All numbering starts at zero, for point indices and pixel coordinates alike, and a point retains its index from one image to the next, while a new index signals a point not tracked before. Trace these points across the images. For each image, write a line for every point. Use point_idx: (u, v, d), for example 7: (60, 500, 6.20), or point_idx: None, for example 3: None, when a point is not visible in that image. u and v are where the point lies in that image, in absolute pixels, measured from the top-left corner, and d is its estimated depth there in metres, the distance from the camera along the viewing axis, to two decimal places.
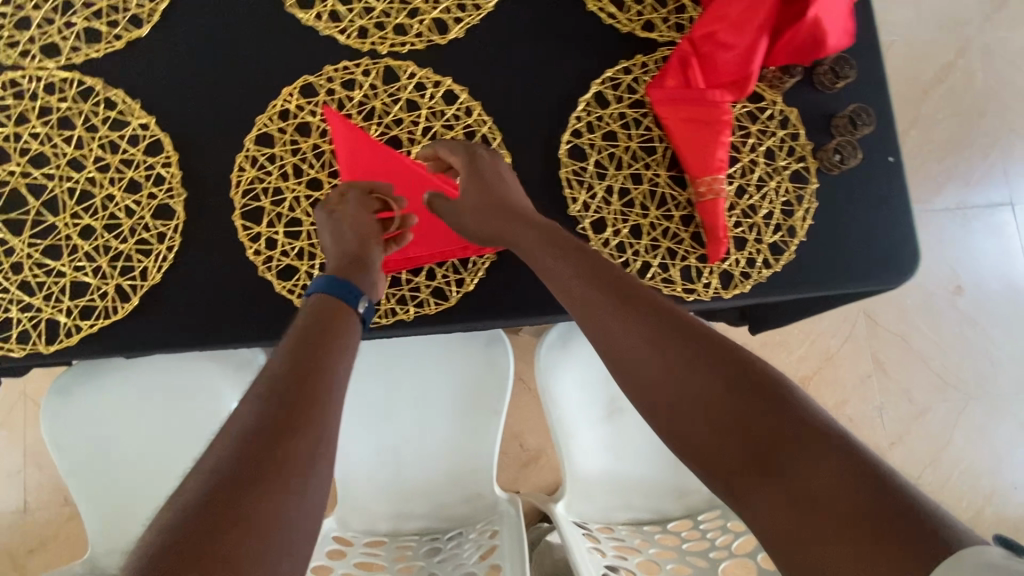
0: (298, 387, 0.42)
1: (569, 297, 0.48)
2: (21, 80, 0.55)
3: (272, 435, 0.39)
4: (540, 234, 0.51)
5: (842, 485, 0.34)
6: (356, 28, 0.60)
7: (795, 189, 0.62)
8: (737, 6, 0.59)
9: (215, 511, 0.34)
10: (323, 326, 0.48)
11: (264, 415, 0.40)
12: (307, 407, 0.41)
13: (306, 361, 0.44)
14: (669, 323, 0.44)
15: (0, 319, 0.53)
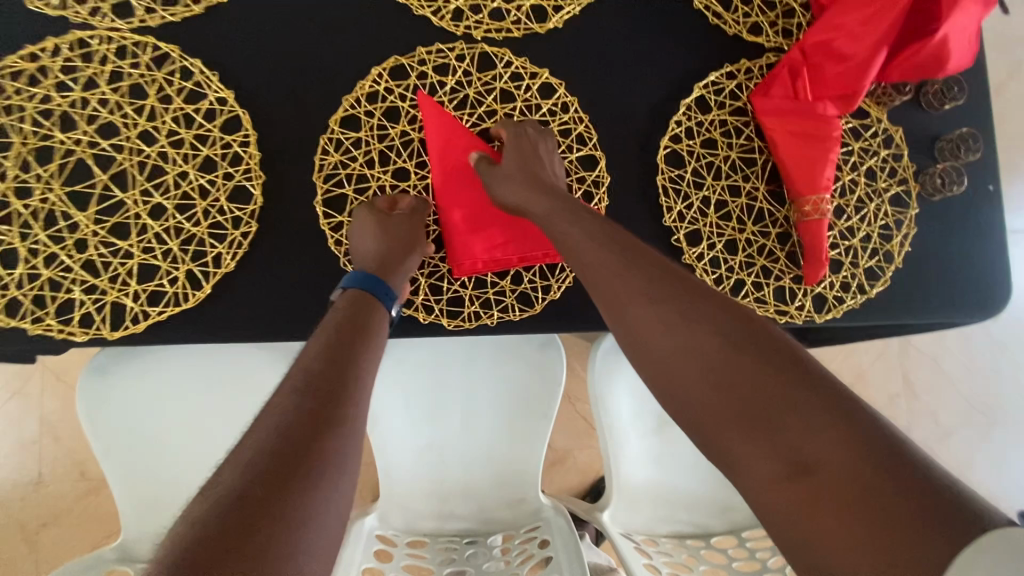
0: (328, 381, 0.42)
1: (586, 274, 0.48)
2: (90, 41, 0.51)
3: (308, 427, 0.39)
4: (559, 207, 0.50)
5: (844, 460, 0.34)
6: (451, 10, 0.56)
7: (894, 213, 0.59)
8: (856, 15, 0.56)
9: (254, 501, 0.33)
10: (359, 318, 0.49)
11: (300, 406, 0.40)
12: (337, 403, 0.41)
13: (337, 353, 0.45)
14: (689, 305, 0.43)
15: (62, 300, 0.49)
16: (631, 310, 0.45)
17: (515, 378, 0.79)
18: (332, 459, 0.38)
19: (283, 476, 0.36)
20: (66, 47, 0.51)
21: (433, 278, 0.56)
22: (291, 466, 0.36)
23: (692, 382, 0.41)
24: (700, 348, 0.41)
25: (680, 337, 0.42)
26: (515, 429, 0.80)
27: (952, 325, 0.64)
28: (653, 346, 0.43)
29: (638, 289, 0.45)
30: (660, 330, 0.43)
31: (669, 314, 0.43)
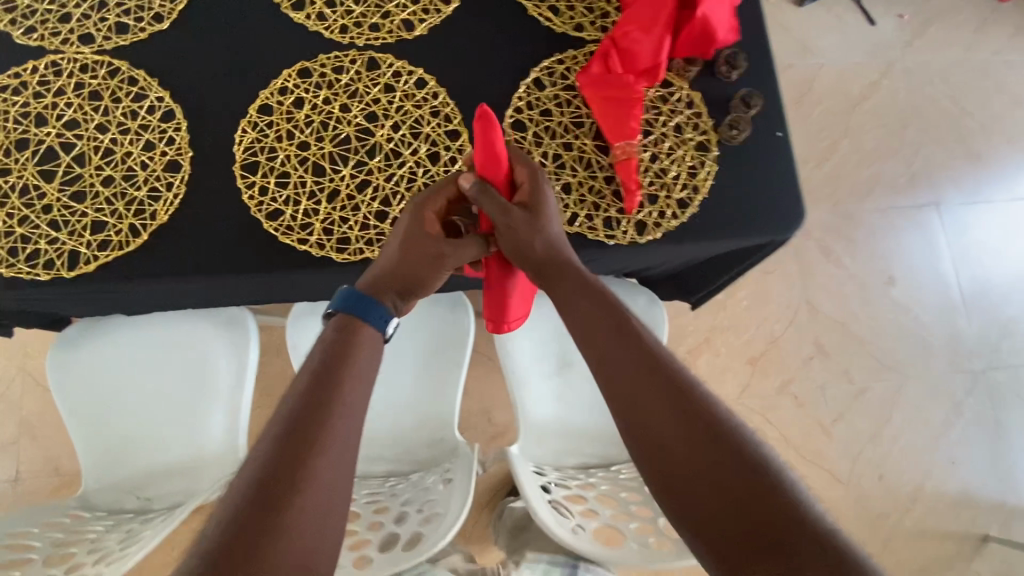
0: (314, 409, 0.49)
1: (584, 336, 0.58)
2: (62, 61, 0.68)
3: (295, 454, 0.46)
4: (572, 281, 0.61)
5: (765, 510, 0.45)
6: (338, 26, 0.74)
7: (699, 157, 0.75)
8: (646, 12, 0.74)
9: (261, 512, 0.43)
10: (353, 340, 0.56)
11: (289, 429, 0.48)
12: (319, 422, 0.49)
13: (325, 385, 0.52)
14: (658, 361, 0.54)
15: (31, 250, 0.63)
16: (608, 341, 0.57)
17: (431, 333, 0.93)
18: (317, 473, 0.46)
19: (275, 494, 0.44)
20: (43, 67, 0.68)
21: (326, 223, 0.67)
22: (285, 487, 0.44)
23: (648, 402, 0.52)
24: (654, 379, 0.53)
25: (646, 368, 0.54)
26: (432, 378, 0.92)
27: (770, 243, 0.78)
28: (621, 373, 0.54)
29: (616, 329, 0.57)
30: (632, 361, 0.54)
31: (645, 370, 0.54)
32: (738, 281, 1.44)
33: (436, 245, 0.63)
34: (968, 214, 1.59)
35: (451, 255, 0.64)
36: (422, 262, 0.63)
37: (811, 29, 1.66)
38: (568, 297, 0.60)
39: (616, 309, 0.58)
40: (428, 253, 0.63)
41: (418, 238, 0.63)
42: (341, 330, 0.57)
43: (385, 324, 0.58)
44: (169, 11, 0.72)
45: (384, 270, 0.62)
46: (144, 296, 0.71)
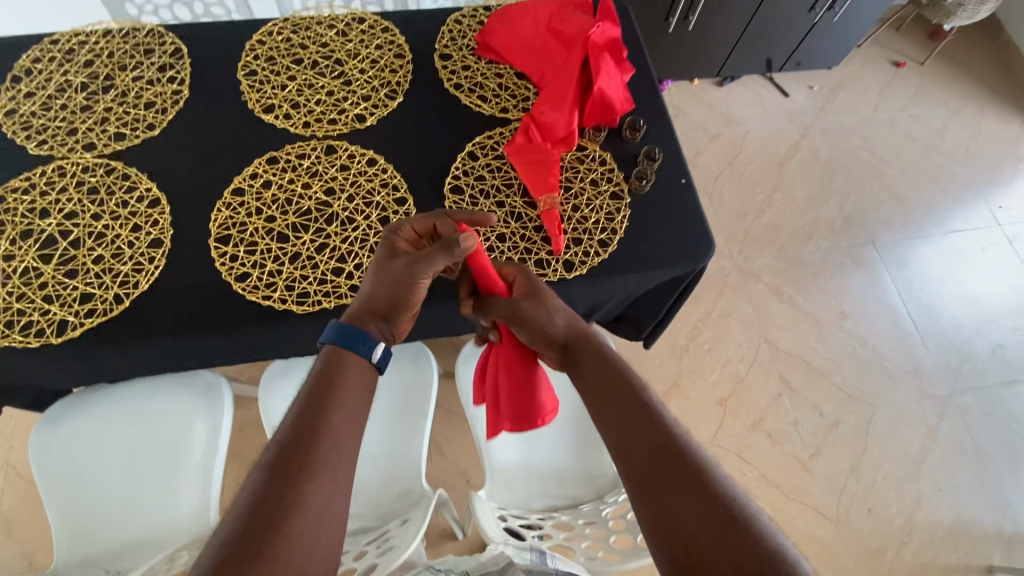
0: (302, 442, 0.51)
1: (602, 407, 0.60)
2: (68, 166, 0.82)
3: (285, 482, 0.49)
4: (589, 360, 0.65)
5: None
6: (302, 122, 0.89)
7: (614, 203, 0.87)
8: (555, 92, 0.89)
9: (249, 541, 0.45)
10: (338, 371, 0.58)
11: (277, 462, 0.50)
12: (306, 452, 0.51)
13: (313, 414, 0.54)
14: (671, 434, 0.55)
15: (25, 321, 0.72)
16: (620, 411, 0.58)
17: (397, 386, 0.99)
18: (302, 502, 0.48)
19: (264, 519, 0.46)
20: (52, 171, 0.81)
21: (289, 281, 0.77)
22: (277, 514, 0.47)
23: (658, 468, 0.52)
24: (668, 450, 0.53)
25: (660, 444, 0.54)
26: (399, 429, 0.97)
27: (690, 273, 0.88)
28: (636, 441, 0.55)
29: (630, 400, 0.59)
30: (643, 431, 0.56)
31: (660, 442, 0.54)
32: (697, 326, 1.52)
33: (402, 265, 0.66)
34: (905, 249, 1.71)
35: (421, 265, 0.65)
36: (392, 284, 0.65)
37: (733, 104, 1.90)
38: (587, 372, 0.64)
39: (632, 382, 0.61)
40: (394, 272, 0.65)
41: (387, 263, 0.66)
42: (325, 362, 0.59)
43: (370, 352, 0.61)
44: (159, 121, 0.87)
45: (362, 301, 0.65)
46: (125, 361, 0.79)
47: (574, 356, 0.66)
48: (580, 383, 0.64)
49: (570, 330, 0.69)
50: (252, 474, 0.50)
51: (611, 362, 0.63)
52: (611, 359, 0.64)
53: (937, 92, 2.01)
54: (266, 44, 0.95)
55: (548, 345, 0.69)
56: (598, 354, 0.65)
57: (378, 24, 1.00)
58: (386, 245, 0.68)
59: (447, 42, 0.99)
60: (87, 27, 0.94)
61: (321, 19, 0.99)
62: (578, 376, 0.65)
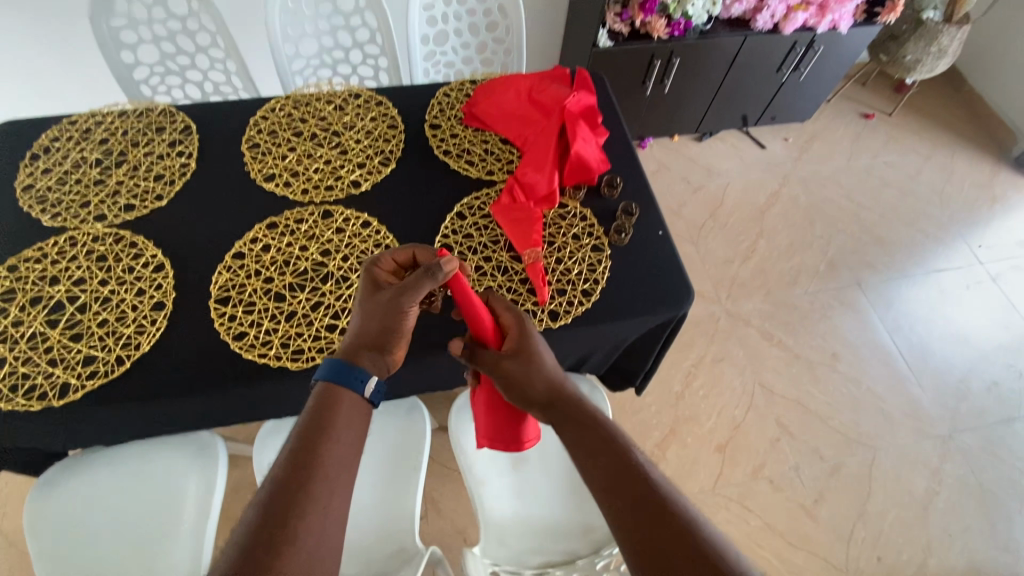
0: (300, 478, 0.53)
1: (591, 467, 0.58)
2: (79, 236, 0.87)
3: (280, 520, 0.50)
4: (576, 416, 0.62)
5: None
6: (301, 189, 0.95)
7: (595, 255, 0.91)
8: (536, 154, 0.96)
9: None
10: (332, 406, 0.59)
11: (276, 497, 0.52)
12: (303, 488, 0.53)
13: (308, 450, 0.55)
14: (663, 494, 0.54)
15: (29, 384, 0.74)
16: (612, 479, 0.56)
17: (390, 441, 1.00)
18: (300, 537, 0.50)
19: (261, 556, 0.48)
20: (64, 241, 0.86)
21: (284, 338, 0.80)
22: (272, 553, 0.48)
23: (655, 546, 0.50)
24: (661, 515, 0.52)
25: (652, 507, 0.53)
26: (392, 484, 0.97)
27: (672, 319, 0.91)
28: (628, 505, 0.53)
29: (622, 466, 0.57)
30: (637, 502, 0.53)
31: (653, 505, 0.53)
32: (691, 372, 1.53)
33: (387, 296, 0.65)
34: (891, 290, 1.75)
35: (403, 295, 0.64)
36: (380, 317, 0.65)
37: (712, 157, 2.00)
38: (574, 434, 0.61)
39: (621, 446, 0.59)
40: (380, 304, 0.65)
41: (372, 297, 0.66)
42: (319, 396, 0.60)
43: (364, 386, 0.61)
44: (167, 192, 0.93)
45: (353, 338, 0.65)
46: (122, 423, 0.80)
47: (559, 414, 0.63)
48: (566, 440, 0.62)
49: (554, 387, 0.65)
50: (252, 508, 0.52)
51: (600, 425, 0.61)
52: (596, 419, 0.62)
53: (907, 140, 2.12)
54: (269, 120, 1.03)
55: (531, 401, 0.66)
56: (583, 413, 0.63)
57: (372, 98, 1.09)
58: (366, 279, 0.67)
59: (437, 113, 1.08)
60: (104, 109, 1.03)
61: (320, 96, 1.08)
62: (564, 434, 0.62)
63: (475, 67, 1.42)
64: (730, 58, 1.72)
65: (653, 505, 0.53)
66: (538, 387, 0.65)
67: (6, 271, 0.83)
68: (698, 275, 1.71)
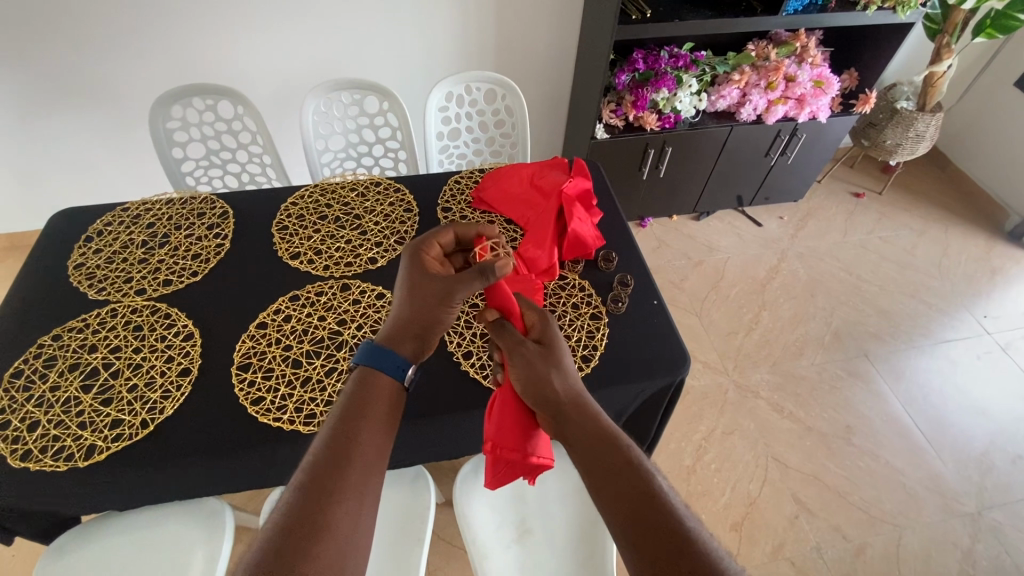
0: (334, 466, 0.55)
1: (602, 476, 0.55)
2: (119, 308, 0.96)
3: (317, 503, 0.52)
4: (588, 424, 0.60)
5: None
6: (323, 265, 1.04)
7: (594, 322, 0.97)
8: (537, 231, 1.05)
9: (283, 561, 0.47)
10: (370, 396, 0.63)
11: (311, 483, 0.53)
12: (337, 476, 0.54)
13: (344, 437, 0.58)
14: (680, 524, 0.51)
15: (57, 446, 0.79)
16: (623, 500, 0.53)
17: (396, 511, 1.00)
18: (333, 524, 0.51)
19: (299, 536, 0.49)
20: (106, 312, 0.95)
21: (298, 403, 0.84)
22: (309, 532, 0.50)
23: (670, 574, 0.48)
24: (677, 542, 0.49)
25: (669, 534, 0.50)
26: (396, 554, 0.95)
27: (671, 385, 0.94)
28: (643, 528, 0.50)
29: (637, 486, 0.53)
30: (653, 527, 0.50)
31: (670, 531, 0.50)
32: (701, 445, 1.51)
33: (431, 276, 0.72)
34: (901, 361, 1.74)
35: (453, 292, 0.71)
36: (423, 299, 0.71)
37: (712, 234, 2.10)
38: (583, 448, 0.58)
39: (637, 465, 0.55)
40: (427, 292, 0.71)
41: (415, 279, 0.72)
42: (358, 384, 0.64)
43: (401, 373, 0.66)
44: (202, 269, 1.03)
45: (397, 319, 0.71)
46: (138, 487, 0.83)
47: (570, 416, 0.62)
48: (574, 443, 0.59)
49: (570, 394, 0.64)
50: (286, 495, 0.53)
51: (614, 442, 0.58)
52: (608, 435, 0.59)
53: (899, 216, 2.21)
54: (298, 205, 1.15)
55: (543, 401, 0.64)
56: (597, 424, 0.60)
57: (391, 186, 1.21)
58: (413, 260, 0.74)
59: (448, 198, 1.20)
60: (154, 198, 1.16)
61: (345, 184, 1.20)
62: (572, 438, 0.60)
63: (484, 157, 1.57)
64: (720, 146, 1.87)
65: (672, 531, 0.50)
66: (555, 383, 0.65)
67: (51, 339, 0.91)
68: (703, 346, 1.74)
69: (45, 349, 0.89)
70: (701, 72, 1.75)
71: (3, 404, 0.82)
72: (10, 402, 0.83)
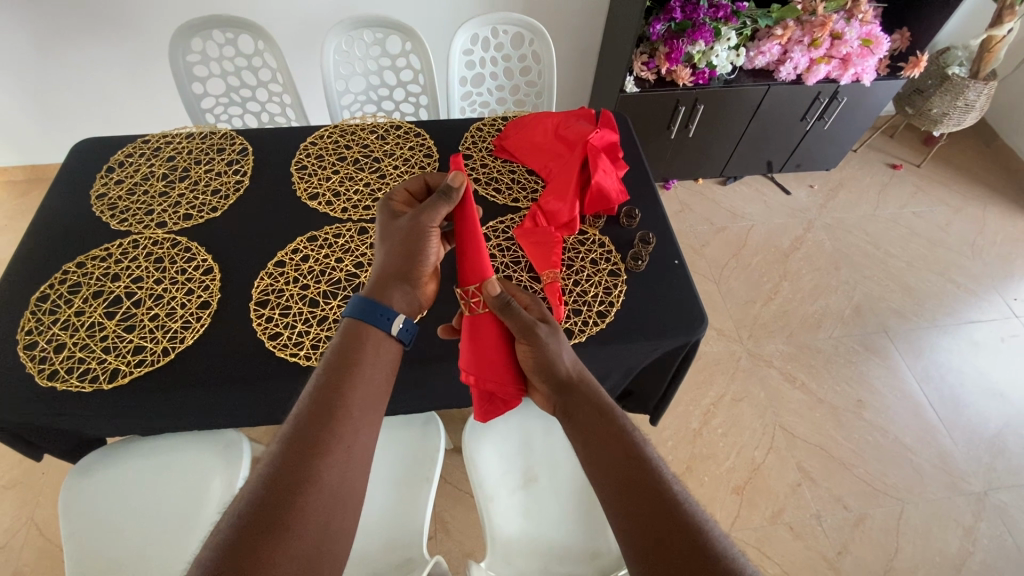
0: (319, 421, 0.55)
1: (596, 446, 0.58)
2: (141, 239, 0.96)
3: (300, 458, 0.52)
4: (588, 400, 0.62)
5: None
6: (341, 207, 1.03)
7: (611, 279, 0.95)
8: (558, 184, 1.02)
9: (264, 517, 0.48)
10: (358, 348, 0.62)
11: (296, 438, 0.54)
12: (324, 432, 0.54)
13: (331, 390, 0.57)
14: (664, 485, 0.54)
15: (83, 368, 0.81)
16: (615, 465, 0.56)
17: (406, 453, 1.02)
18: (315, 480, 0.51)
19: (284, 490, 0.50)
20: (127, 243, 0.96)
21: (314, 341, 0.85)
22: (292, 487, 0.50)
23: (653, 541, 0.50)
24: (660, 499, 0.52)
25: (654, 492, 0.53)
26: (404, 492, 0.99)
27: (685, 346, 0.92)
28: (630, 488, 0.54)
29: (628, 452, 0.56)
30: (640, 493, 0.53)
31: (654, 489, 0.53)
32: (710, 410, 1.52)
33: (406, 220, 0.71)
34: (921, 339, 1.71)
35: (426, 224, 0.70)
36: (405, 243, 0.70)
37: (737, 200, 2.04)
38: (582, 421, 0.61)
39: (630, 438, 0.58)
40: (403, 233, 0.70)
41: (394, 226, 0.71)
42: (346, 335, 0.63)
43: (390, 322, 0.64)
44: (221, 204, 1.03)
45: (382, 268, 0.69)
46: (158, 413, 0.86)
47: (572, 390, 0.64)
48: (574, 416, 0.62)
49: (575, 369, 0.66)
50: (272, 448, 0.54)
51: (611, 414, 0.60)
52: (606, 409, 0.61)
53: (936, 191, 2.11)
54: (317, 145, 1.13)
55: (550, 380, 0.66)
56: (596, 399, 0.62)
57: (411, 130, 1.18)
58: (386, 211, 0.73)
59: (469, 145, 1.17)
60: (174, 131, 1.15)
61: (365, 127, 1.18)
62: (571, 413, 0.63)
63: (508, 106, 1.52)
64: (754, 106, 1.78)
65: (660, 495, 0.53)
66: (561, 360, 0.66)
67: (75, 267, 0.93)
68: (719, 313, 1.72)
69: (69, 276, 0.91)
70: (741, 25, 1.64)
71: (30, 326, 0.85)
72: (37, 323, 0.85)
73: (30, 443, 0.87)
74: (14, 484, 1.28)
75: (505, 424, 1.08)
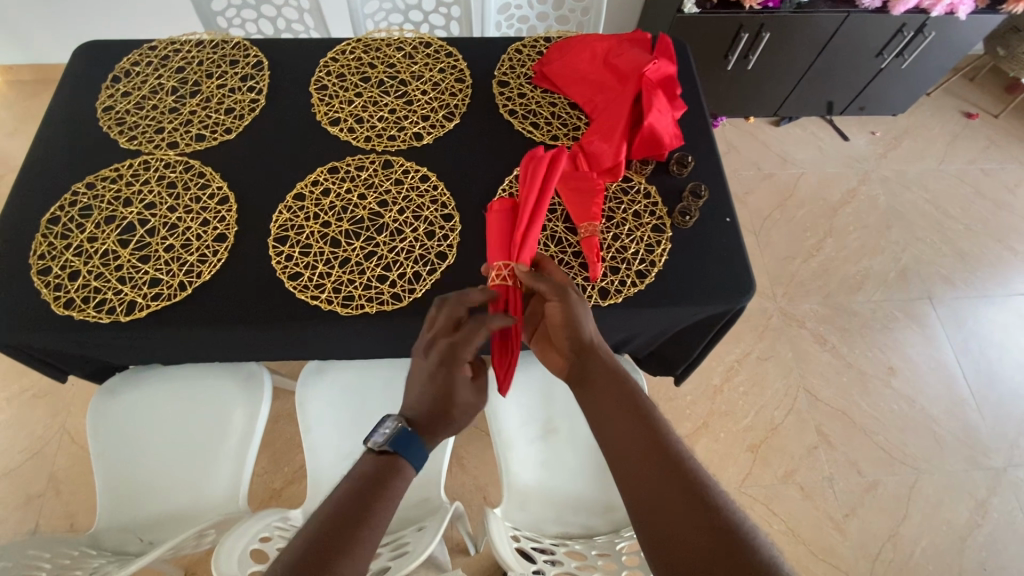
0: (349, 522, 0.53)
1: (602, 412, 0.63)
2: (151, 161, 0.90)
3: (324, 553, 0.50)
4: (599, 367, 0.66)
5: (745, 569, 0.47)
6: (363, 135, 0.94)
7: (654, 236, 0.87)
8: (605, 123, 0.91)
9: None
10: (390, 472, 0.59)
11: (321, 534, 0.51)
12: (351, 534, 0.52)
13: (364, 498, 0.55)
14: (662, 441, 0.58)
15: (99, 298, 0.78)
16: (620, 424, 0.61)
17: None
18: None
19: None
20: (137, 164, 0.89)
21: (335, 284, 0.81)
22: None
23: (649, 490, 0.54)
24: (655, 454, 0.57)
25: (650, 446, 0.57)
26: None
27: (728, 312, 0.86)
28: (630, 443, 0.59)
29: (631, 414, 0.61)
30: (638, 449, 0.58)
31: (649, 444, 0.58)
32: (732, 366, 1.49)
33: (438, 358, 0.66)
34: (966, 309, 1.62)
35: (462, 356, 0.66)
36: (441, 385, 0.65)
37: (788, 144, 1.87)
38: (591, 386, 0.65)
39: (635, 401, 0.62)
40: (438, 375, 0.65)
41: (431, 366, 0.66)
42: (379, 456, 0.60)
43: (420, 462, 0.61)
44: (235, 125, 0.95)
45: (416, 414, 0.65)
46: (178, 347, 0.84)
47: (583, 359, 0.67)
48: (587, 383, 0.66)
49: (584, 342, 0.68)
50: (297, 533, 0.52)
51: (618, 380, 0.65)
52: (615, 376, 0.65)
53: (1011, 147, 1.92)
54: (339, 62, 1.02)
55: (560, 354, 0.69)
56: (604, 368, 0.66)
57: (442, 49, 1.05)
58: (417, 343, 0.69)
59: (506, 69, 1.04)
60: (183, 37, 1.04)
61: (391, 41, 1.05)
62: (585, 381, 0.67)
63: (549, 23, 1.35)
64: (827, 37, 1.57)
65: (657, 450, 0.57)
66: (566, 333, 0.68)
67: (85, 188, 0.87)
68: (755, 268, 1.63)
69: (79, 198, 0.86)
70: None
71: (43, 250, 0.81)
72: (49, 248, 0.82)
73: (53, 366, 0.86)
74: (46, 394, 1.33)
75: (528, 372, 1.05)
